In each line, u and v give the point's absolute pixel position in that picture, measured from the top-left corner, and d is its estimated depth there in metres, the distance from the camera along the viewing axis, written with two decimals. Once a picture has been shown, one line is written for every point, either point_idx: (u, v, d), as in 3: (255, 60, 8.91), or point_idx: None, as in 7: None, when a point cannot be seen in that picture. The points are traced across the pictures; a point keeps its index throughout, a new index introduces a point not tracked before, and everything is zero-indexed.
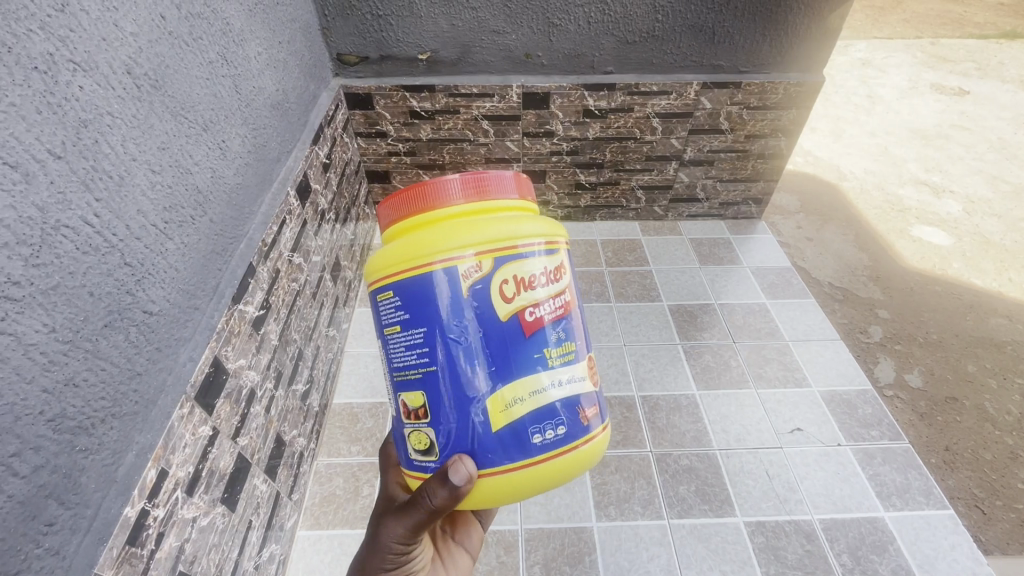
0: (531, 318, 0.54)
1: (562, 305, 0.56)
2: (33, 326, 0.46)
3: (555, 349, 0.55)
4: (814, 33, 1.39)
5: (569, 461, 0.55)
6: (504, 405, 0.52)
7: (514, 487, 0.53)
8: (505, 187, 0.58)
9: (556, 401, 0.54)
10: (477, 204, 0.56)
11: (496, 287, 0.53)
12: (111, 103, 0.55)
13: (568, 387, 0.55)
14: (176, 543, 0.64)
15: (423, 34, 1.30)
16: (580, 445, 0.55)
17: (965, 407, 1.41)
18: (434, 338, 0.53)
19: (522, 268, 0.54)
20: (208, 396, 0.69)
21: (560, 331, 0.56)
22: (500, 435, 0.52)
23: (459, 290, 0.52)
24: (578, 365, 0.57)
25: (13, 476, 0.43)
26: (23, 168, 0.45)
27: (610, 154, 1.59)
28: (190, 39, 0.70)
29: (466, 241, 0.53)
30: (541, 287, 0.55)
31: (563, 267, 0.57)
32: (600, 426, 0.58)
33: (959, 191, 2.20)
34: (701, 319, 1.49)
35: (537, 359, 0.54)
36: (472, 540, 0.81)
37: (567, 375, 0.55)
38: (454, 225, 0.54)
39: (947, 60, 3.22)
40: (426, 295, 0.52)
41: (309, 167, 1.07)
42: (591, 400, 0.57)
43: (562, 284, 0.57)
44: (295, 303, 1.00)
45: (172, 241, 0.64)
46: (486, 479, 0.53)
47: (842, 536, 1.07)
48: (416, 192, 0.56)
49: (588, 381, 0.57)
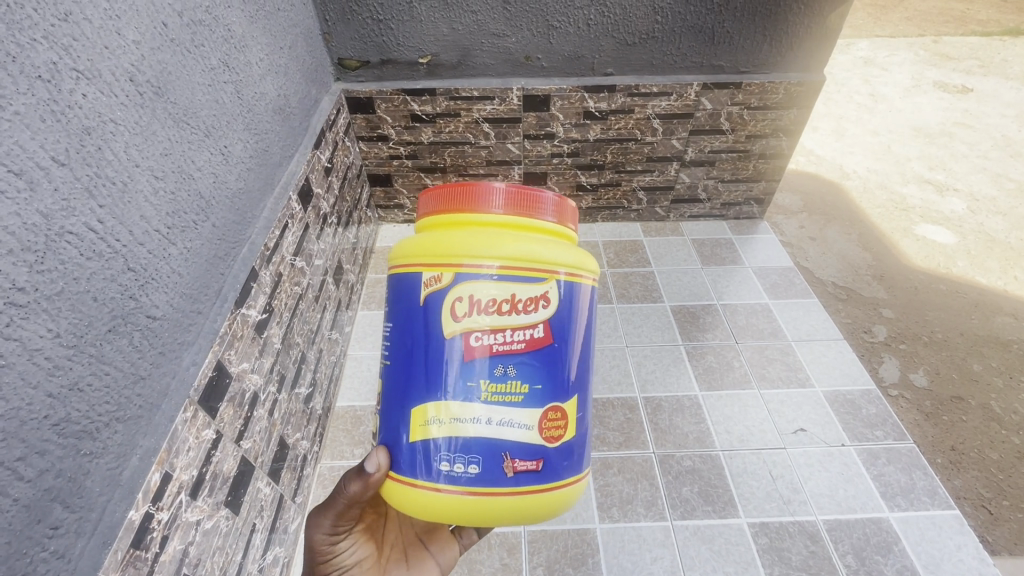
0: (474, 344, 0.54)
1: (517, 339, 0.54)
2: (38, 331, 0.46)
3: (497, 386, 0.54)
4: (815, 33, 1.38)
5: (476, 503, 0.53)
6: (423, 418, 0.55)
7: (414, 502, 0.56)
8: (536, 206, 0.58)
9: (477, 438, 0.53)
10: (497, 217, 0.57)
11: (446, 304, 0.55)
12: (114, 110, 0.56)
13: (496, 429, 0.53)
14: (180, 547, 0.65)
15: (424, 38, 1.31)
16: (497, 494, 0.53)
17: (971, 406, 1.40)
18: (399, 336, 0.59)
19: (475, 291, 0.54)
20: (211, 399, 0.70)
21: (510, 365, 0.54)
22: (413, 446, 0.56)
23: (417, 295, 0.57)
24: (525, 412, 0.54)
25: (18, 480, 0.44)
26: (27, 175, 0.46)
27: (611, 156, 1.59)
28: (192, 46, 0.71)
29: (443, 249, 0.56)
30: (492, 315, 0.54)
31: (531, 301, 0.54)
32: (535, 483, 0.54)
33: (962, 189, 2.19)
34: (703, 319, 1.49)
35: (479, 388, 0.54)
36: (447, 553, 0.75)
37: (503, 416, 0.53)
38: (450, 233, 0.57)
39: (949, 58, 3.21)
40: (401, 293, 0.59)
41: (310, 171, 1.07)
42: (528, 455, 0.54)
43: (524, 319, 0.54)
44: (297, 307, 1.00)
45: (176, 246, 0.65)
46: (392, 481, 0.58)
47: (847, 537, 1.07)
48: (434, 193, 0.61)
49: (535, 433, 0.54)
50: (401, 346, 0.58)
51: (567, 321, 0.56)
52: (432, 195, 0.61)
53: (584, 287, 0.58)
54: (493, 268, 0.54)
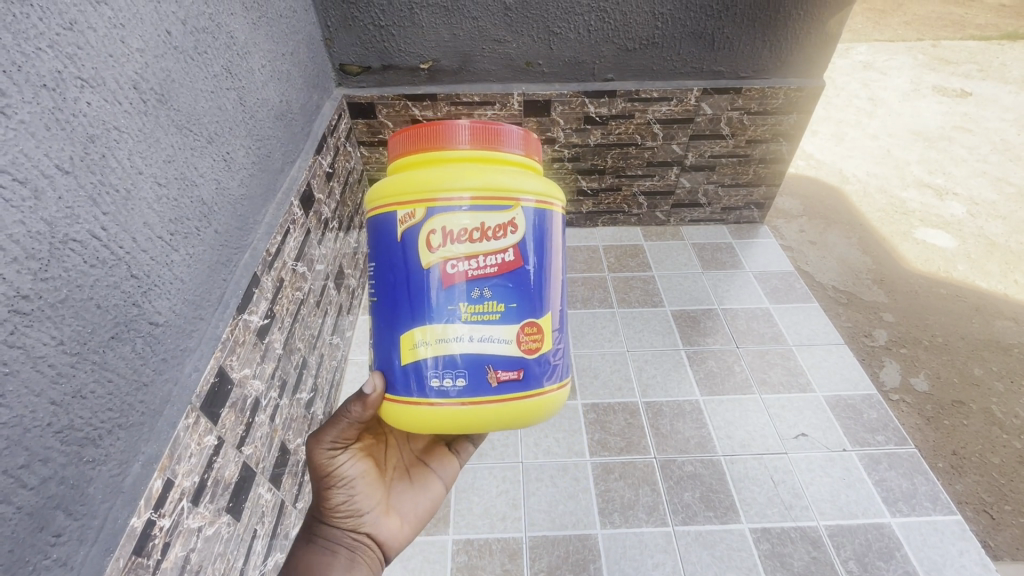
0: (450, 271, 0.55)
1: (494, 263, 0.56)
2: (42, 339, 0.46)
3: (476, 306, 0.55)
4: (814, 40, 1.39)
5: (464, 414, 0.55)
6: (411, 343, 0.56)
7: (407, 419, 0.57)
8: (501, 140, 0.58)
9: (460, 354, 0.55)
10: (464, 153, 0.57)
11: (422, 236, 0.55)
12: (118, 118, 0.56)
13: (479, 345, 0.55)
14: (182, 553, 0.65)
15: (424, 44, 1.31)
16: (484, 404, 0.55)
17: (972, 410, 1.40)
18: (381, 272, 0.59)
19: (448, 221, 0.54)
20: (213, 405, 0.70)
21: (488, 288, 0.56)
22: (404, 369, 0.57)
23: (394, 233, 0.57)
24: (504, 327, 0.56)
25: (21, 489, 0.44)
26: (32, 184, 0.46)
27: (611, 161, 1.60)
28: (195, 54, 0.72)
29: (416, 186, 0.56)
30: (468, 242, 0.55)
31: (505, 226, 0.55)
32: (520, 392, 0.56)
33: (962, 193, 2.19)
34: (704, 324, 1.49)
35: (458, 311, 0.55)
36: (447, 467, 0.76)
37: (483, 333, 0.55)
38: (419, 171, 0.57)
39: (948, 62, 3.22)
40: (378, 233, 0.59)
41: (312, 176, 1.08)
42: (512, 365, 0.56)
43: (500, 243, 0.55)
44: (298, 312, 1.00)
45: (178, 253, 0.65)
46: (387, 404, 0.59)
47: (849, 543, 1.06)
48: (401, 134, 0.60)
49: (514, 345, 0.56)
50: (384, 282, 0.59)
51: (540, 243, 0.58)
52: (401, 139, 0.61)
53: (557, 214, 0.60)
54: (466, 199, 0.54)
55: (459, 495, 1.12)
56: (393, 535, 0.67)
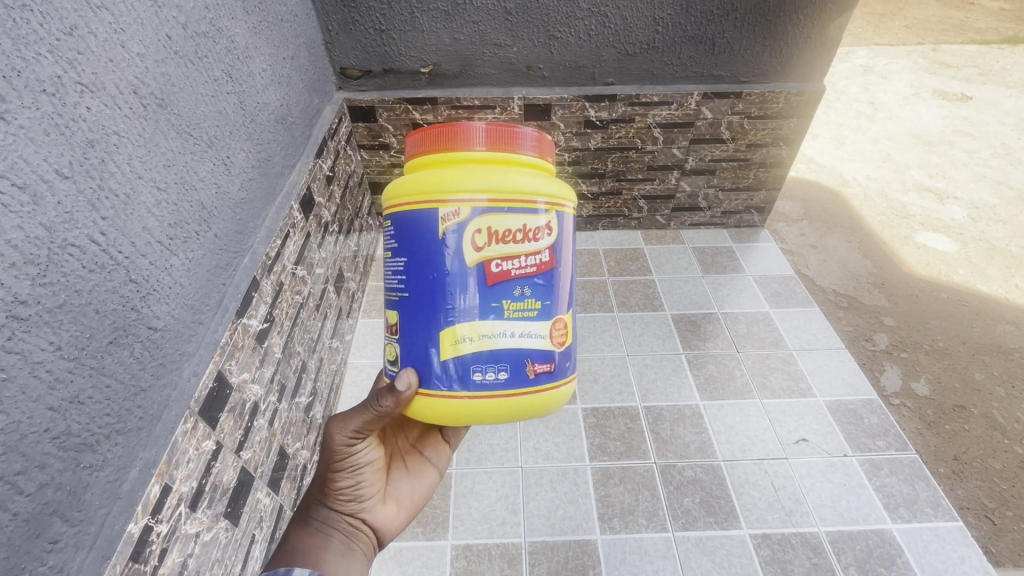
0: (496, 270, 0.55)
1: (532, 263, 0.57)
2: (40, 344, 0.46)
3: (519, 303, 0.56)
4: (814, 44, 1.39)
5: (508, 407, 0.56)
6: (453, 338, 0.55)
7: (450, 415, 0.56)
8: (516, 141, 0.58)
9: (504, 349, 0.56)
10: (488, 155, 0.57)
11: (468, 235, 0.54)
12: (118, 122, 0.56)
13: (519, 339, 0.56)
14: (179, 559, 0.64)
15: (425, 48, 1.31)
16: (524, 395, 0.57)
17: (973, 415, 1.39)
18: (413, 267, 0.57)
19: (495, 222, 0.54)
20: (211, 410, 0.70)
21: (528, 286, 0.57)
22: (445, 364, 0.56)
23: (434, 231, 0.55)
24: (540, 324, 0.57)
25: (18, 495, 0.44)
26: (31, 189, 0.46)
27: (612, 164, 1.60)
28: (196, 58, 0.72)
29: (453, 186, 0.55)
30: (510, 242, 0.55)
31: (543, 228, 0.56)
32: (552, 382, 0.59)
33: (963, 197, 2.19)
34: (704, 328, 1.49)
35: (500, 307, 0.56)
36: (440, 455, 0.77)
37: (523, 328, 0.56)
38: (450, 172, 0.56)
39: (949, 66, 3.22)
40: (413, 229, 0.56)
41: (312, 180, 1.08)
42: (546, 359, 0.58)
43: (538, 244, 0.57)
44: (298, 316, 1.00)
45: (177, 257, 0.65)
46: (427, 402, 0.57)
47: (850, 549, 1.06)
48: (427, 133, 0.58)
49: (549, 340, 0.58)
50: (419, 278, 0.56)
51: (567, 244, 0.60)
52: (420, 140, 0.59)
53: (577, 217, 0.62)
54: (509, 201, 0.55)
55: (459, 500, 1.12)
56: (387, 522, 0.68)
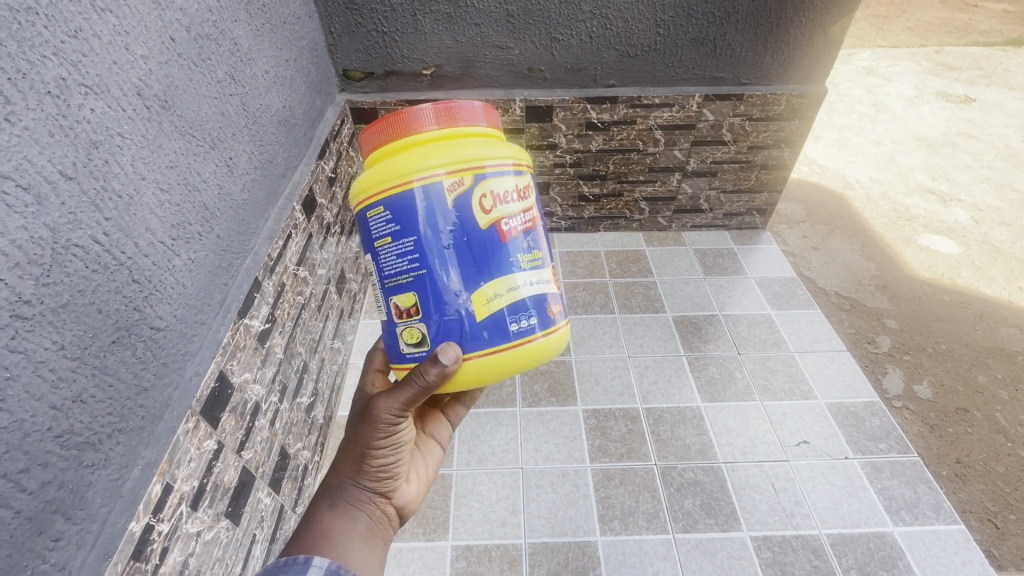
0: (506, 229, 0.59)
1: (530, 218, 0.61)
2: (43, 344, 0.47)
3: (532, 256, 0.60)
4: (816, 46, 1.39)
5: (536, 347, 0.60)
6: (486, 298, 0.57)
7: (487, 369, 0.58)
8: (473, 115, 0.61)
9: (528, 297, 0.59)
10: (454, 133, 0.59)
11: (476, 200, 0.57)
12: (121, 124, 0.57)
13: (538, 286, 0.60)
14: (180, 558, 0.65)
15: (427, 50, 1.32)
16: (549, 334, 0.61)
17: (976, 418, 1.39)
18: (426, 243, 0.56)
19: (491, 185, 0.58)
20: (213, 409, 0.70)
21: (532, 239, 0.61)
22: (483, 324, 0.57)
23: (442, 203, 0.56)
24: (547, 273, 0.62)
25: (21, 493, 0.44)
26: (35, 190, 0.47)
27: (613, 166, 1.60)
28: (199, 60, 0.72)
29: (439, 161, 0.56)
30: (509, 202, 0.59)
31: (526, 186, 0.61)
32: (563, 320, 0.64)
33: (966, 199, 2.19)
34: (706, 330, 1.48)
35: (518, 260, 0.59)
36: (442, 430, 0.79)
37: (538, 276, 0.60)
38: (429, 150, 0.57)
39: (952, 68, 3.21)
40: (416, 207, 0.56)
41: (314, 181, 1.08)
42: (558, 300, 0.63)
43: (529, 200, 0.61)
44: (300, 316, 1.01)
45: (180, 257, 0.65)
46: (466, 364, 0.57)
47: (851, 552, 1.06)
48: (386, 121, 0.59)
49: (555, 284, 0.63)
50: (437, 250, 0.56)
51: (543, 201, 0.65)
52: (379, 130, 0.59)
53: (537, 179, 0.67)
54: (494, 165, 0.58)
55: (459, 501, 1.12)
56: (408, 499, 0.70)
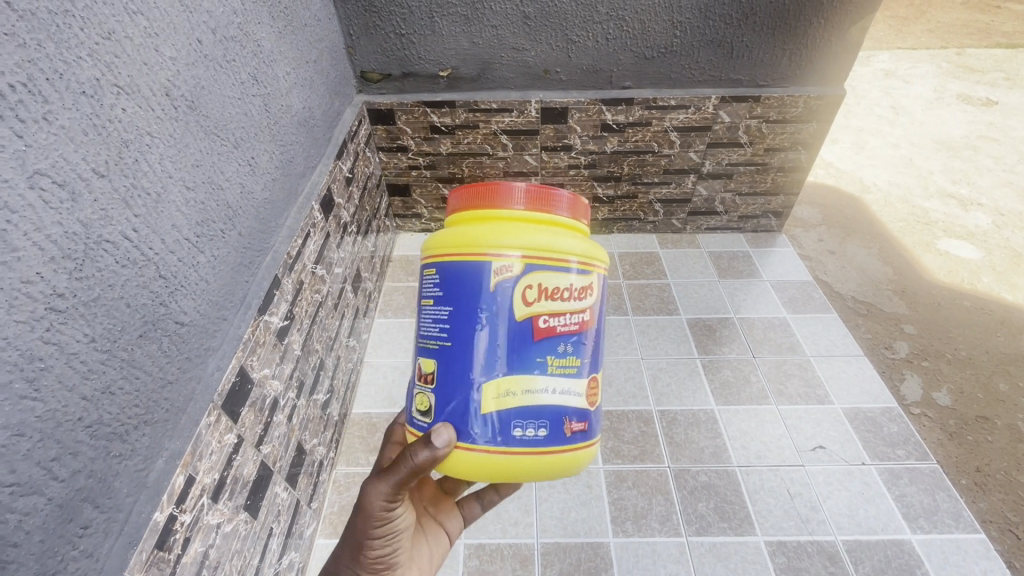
0: (545, 325, 0.58)
1: (577, 321, 0.59)
2: (75, 336, 0.48)
3: (564, 360, 0.58)
4: (835, 48, 1.38)
5: (541, 463, 0.57)
6: (496, 392, 0.56)
7: (484, 467, 0.56)
8: (578, 210, 0.63)
9: (546, 407, 0.57)
10: (566, 219, 0.62)
11: (519, 290, 0.57)
12: (151, 123, 0.58)
13: (561, 397, 0.58)
14: (201, 549, 0.66)
15: (444, 52, 1.33)
16: (557, 452, 0.58)
17: (997, 426, 1.36)
18: (458, 317, 0.58)
19: (549, 278, 0.57)
20: (234, 404, 0.72)
21: (571, 344, 0.59)
22: (486, 417, 0.56)
23: (487, 283, 0.57)
24: (580, 381, 0.60)
25: (53, 480, 0.46)
26: (70, 186, 0.48)
27: (628, 168, 1.60)
28: (224, 61, 0.74)
29: (561, 247, 0.58)
30: (560, 300, 0.58)
31: (588, 287, 0.60)
32: (585, 442, 0.60)
33: (988, 203, 2.15)
34: (720, 333, 1.47)
35: (545, 362, 0.58)
36: (454, 522, 0.80)
37: (564, 386, 0.58)
38: (529, 229, 0.59)
39: (974, 70, 3.16)
40: (462, 279, 0.58)
41: (332, 181, 1.10)
42: (582, 418, 0.60)
43: (583, 303, 0.60)
44: (317, 314, 1.02)
45: (204, 254, 0.67)
46: (462, 452, 0.57)
47: (867, 559, 1.04)
48: (495, 191, 0.60)
49: (588, 399, 0.61)
50: (461, 328, 0.58)
51: (603, 306, 0.63)
52: (480, 196, 0.60)
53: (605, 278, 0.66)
54: (590, 263, 0.60)
55: None
56: None
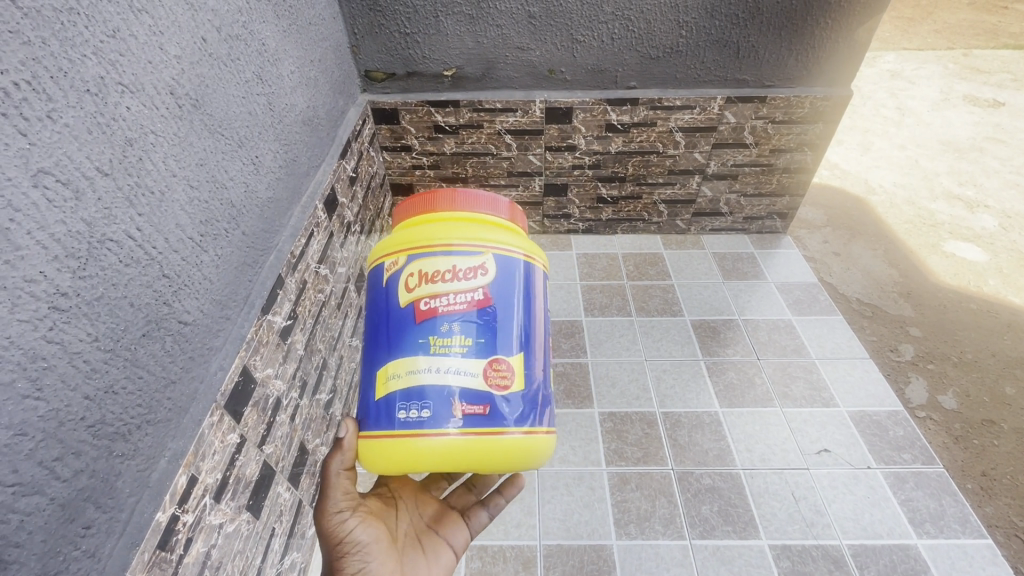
0: (426, 308, 0.69)
1: (461, 300, 0.69)
2: (78, 335, 0.48)
3: (444, 339, 0.67)
4: (843, 48, 1.36)
5: (431, 442, 0.65)
6: (387, 376, 0.68)
7: (379, 451, 0.67)
8: (506, 211, 0.79)
9: (427, 386, 0.66)
10: (498, 219, 0.78)
11: (406, 279, 0.71)
12: (155, 121, 0.58)
13: (444, 376, 0.66)
14: (203, 549, 0.65)
15: (448, 51, 1.32)
16: (448, 434, 0.65)
17: (1003, 430, 1.35)
18: (370, 317, 0.73)
19: (429, 265, 0.70)
20: (237, 403, 0.71)
21: (453, 324, 0.68)
22: (379, 401, 0.68)
23: (386, 277, 0.72)
24: (469, 361, 0.67)
25: (55, 480, 0.45)
26: (73, 185, 0.48)
27: (632, 168, 1.59)
28: (229, 60, 0.73)
29: (498, 241, 0.73)
30: (440, 282, 0.69)
31: (475, 269, 0.70)
32: (482, 425, 0.65)
33: (994, 206, 2.13)
34: (724, 335, 1.47)
35: (427, 345, 0.67)
36: (459, 536, 0.78)
37: (449, 365, 0.66)
38: (451, 227, 0.74)
39: (980, 71, 3.14)
40: (373, 283, 0.74)
41: (336, 180, 1.09)
42: (474, 400, 0.66)
43: (470, 282, 0.70)
44: (320, 314, 1.02)
45: (208, 253, 0.67)
46: (363, 441, 0.69)
47: (873, 564, 1.04)
48: (424, 198, 0.77)
49: (482, 380, 0.66)
50: (372, 328, 0.72)
51: (504, 287, 0.71)
52: (414, 204, 0.77)
53: (545, 272, 0.76)
54: (527, 255, 0.74)
55: None
56: None
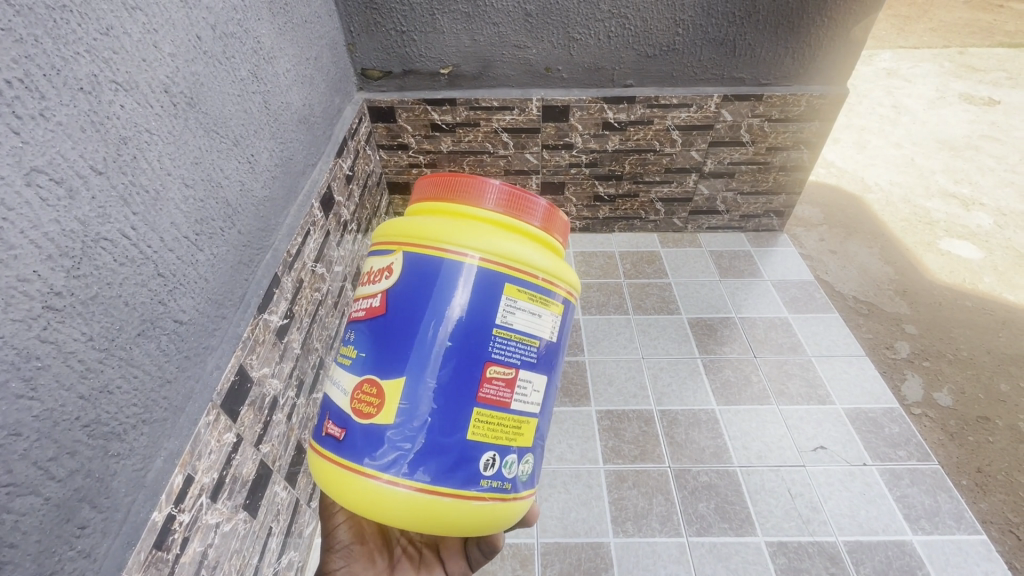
0: (351, 310, 0.64)
1: (366, 307, 0.61)
2: (73, 334, 0.48)
3: (346, 347, 0.62)
4: (838, 47, 1.37)
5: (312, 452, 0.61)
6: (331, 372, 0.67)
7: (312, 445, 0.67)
8: (528, 214, 0.62)
9: (325, 392, 0.62)
10: (534, 230, 0.62)
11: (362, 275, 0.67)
12: (150, 120, 0.58)
13: (331, 387, 0.61)
14: (199, 549, 0.65)
15: (444, 50, 1.32)
16: (318, 448, 0.60)
17: (998, 427, 1.36)
18: None
19: (373, 262, 0.64)
20: (233, 402, 0.71)
21: (354, 332, 0.61)
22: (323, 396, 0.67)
23: None
24: (349, 376, 0.59)
25: (50, 480, 0.45)
26: (67, 184, 0.48)
27: (629, 166, 1.59)
28: (223, 58, 0.73)
29: (516, 254, 0.58)
30: (369, 282, 0.62)
31: (387, 273, 0.60)
32: (337, 452, 0.57)
33: (989, 203, 2.14)
34: (721, 332, 1.47)
35: (338, 350, 0.63)
36: (455, 564, 0.74)
37: (337, 377, 0.61)
38: (443, 218, 0.61)
39: (976, 70, 3.15)
40: None
41: (332, 179, 1.09)
42: (338, 420, 0.58)
43: (380, 288, 0.60)
44: (317, 312, 1.02)
45: (204, 252, 0.67)
46: None
47: (868, 560, 1.04)
48: (443, 179, 0.64)
49: (350, 401, 0.58)
50: None
51: (410, 300, 0.57)
52: (431, 184, 0.65)
53: (560, 300, 0.61)
54: (550, 283, 0.60)
55: None
56: None
